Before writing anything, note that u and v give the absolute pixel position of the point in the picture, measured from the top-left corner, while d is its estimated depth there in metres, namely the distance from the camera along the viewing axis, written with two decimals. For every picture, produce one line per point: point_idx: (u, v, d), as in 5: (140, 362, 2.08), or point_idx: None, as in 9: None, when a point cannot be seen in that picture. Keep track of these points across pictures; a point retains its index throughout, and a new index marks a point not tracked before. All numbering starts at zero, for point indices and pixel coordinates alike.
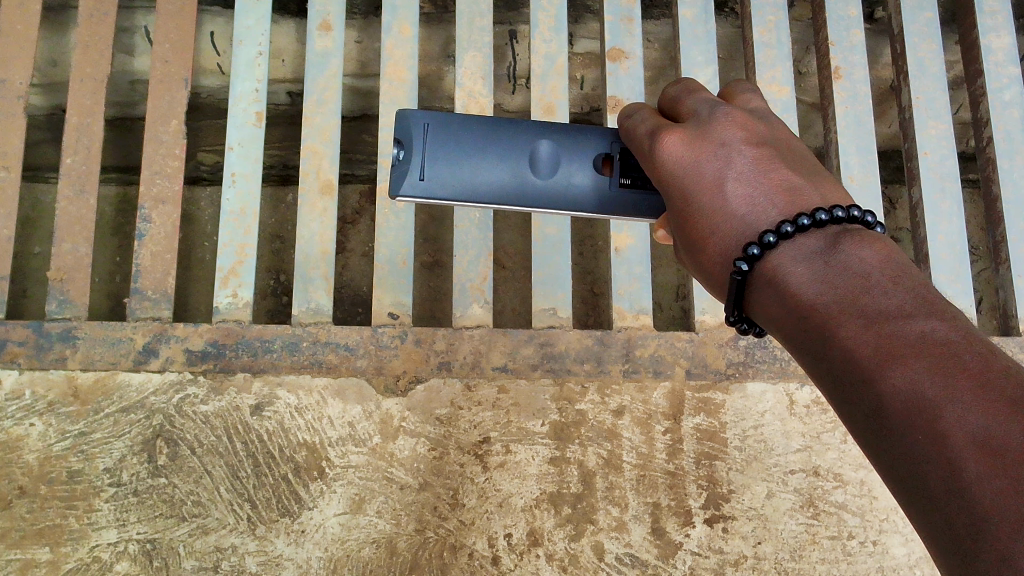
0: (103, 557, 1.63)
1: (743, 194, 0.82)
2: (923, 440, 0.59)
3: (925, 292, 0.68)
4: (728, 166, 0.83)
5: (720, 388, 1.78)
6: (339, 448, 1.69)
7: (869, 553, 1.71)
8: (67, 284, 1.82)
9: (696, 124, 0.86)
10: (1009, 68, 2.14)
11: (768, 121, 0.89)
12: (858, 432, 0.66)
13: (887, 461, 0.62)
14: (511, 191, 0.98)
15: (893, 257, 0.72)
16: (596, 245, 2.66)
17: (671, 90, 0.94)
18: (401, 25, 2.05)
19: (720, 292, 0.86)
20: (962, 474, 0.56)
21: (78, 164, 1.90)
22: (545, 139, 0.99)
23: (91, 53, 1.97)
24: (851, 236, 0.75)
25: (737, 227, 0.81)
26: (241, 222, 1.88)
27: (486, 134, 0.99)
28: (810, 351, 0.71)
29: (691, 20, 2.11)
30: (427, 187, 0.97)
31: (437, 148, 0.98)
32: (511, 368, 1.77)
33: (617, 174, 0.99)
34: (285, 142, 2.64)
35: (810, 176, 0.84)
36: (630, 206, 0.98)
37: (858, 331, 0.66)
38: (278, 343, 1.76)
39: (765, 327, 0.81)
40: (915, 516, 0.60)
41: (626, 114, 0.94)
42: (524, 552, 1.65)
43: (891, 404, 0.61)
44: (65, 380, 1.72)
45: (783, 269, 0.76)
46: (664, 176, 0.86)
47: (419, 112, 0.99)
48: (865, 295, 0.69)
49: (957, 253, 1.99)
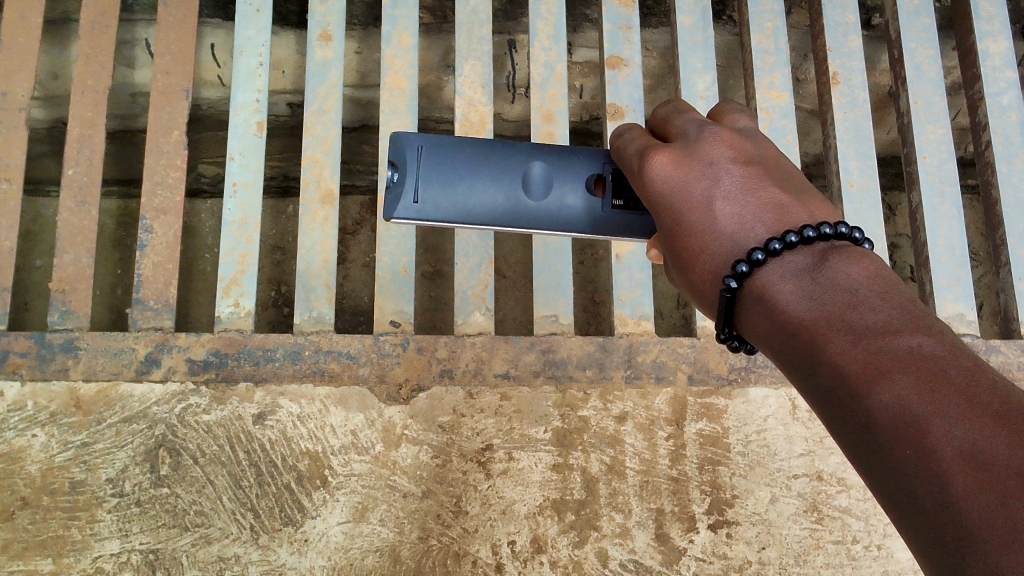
0: (105, 568, 1.62)
1: (732, 213, 0.82)
2: (912, 455, 0.59)
3: (912, 308, 0.68)
4: (716, 185, 0.83)
5: (723, 393, 1.78)
6: (342, 456, 1.69)
7: (874, 557, 1.70)
8: (69, 294, 1.82)
9: (685, 144, 0.87)
10: (1007, 73, 2.15)
11: (756, 139, 0.90)
12: (849, 448, 0.66)
13: (878, 477, 0.62)
14: (504, 212, 0.98)
15: (882, 274, 0.73)
16: (597, 254, 2.67)
17: (661, 111, 0.94)
18: (401, 35, 2.06)
19: (709, 309, 0.87)
20: (950, 488, 0.56)
21: (80, 175, 1.90)
22: (538, 160, 0.99)
23: (92, 65, 1.98)
24: (839, 253, 0.76)
25: (726, 246, 0.81)
26: (242, 232, 1.88)
27: (479, 157, 0.99)
28: (800, 368, 0.72)
29: (690, 27, 2.12)
30: (421, 209, 0.97)
31: (430, 170, 0.99)
32: (513, 375, 1.77)
33: (609, 195, 0.99)
34: (286, 153, 2.66)
35: (798, 194, 0.84)
36: (623, 227, 0.99)
37: (846, 348, 0.67)
38: (280, 352, 1.76)
39: (754, 344, 0.82)
40: (906, 531, 0.60)
41: (616, 134, 0.94)
42: (527, 560, 1.65)
43: (880, 419, 0.62)
44: (67, 391, 1.72)
45: (772, 287, 0.76)
46: (652, 195, 0.87)
47: (412, 134, 1.00)
48: (853, 312, 0.69)
49: (957, 257, 1.99)
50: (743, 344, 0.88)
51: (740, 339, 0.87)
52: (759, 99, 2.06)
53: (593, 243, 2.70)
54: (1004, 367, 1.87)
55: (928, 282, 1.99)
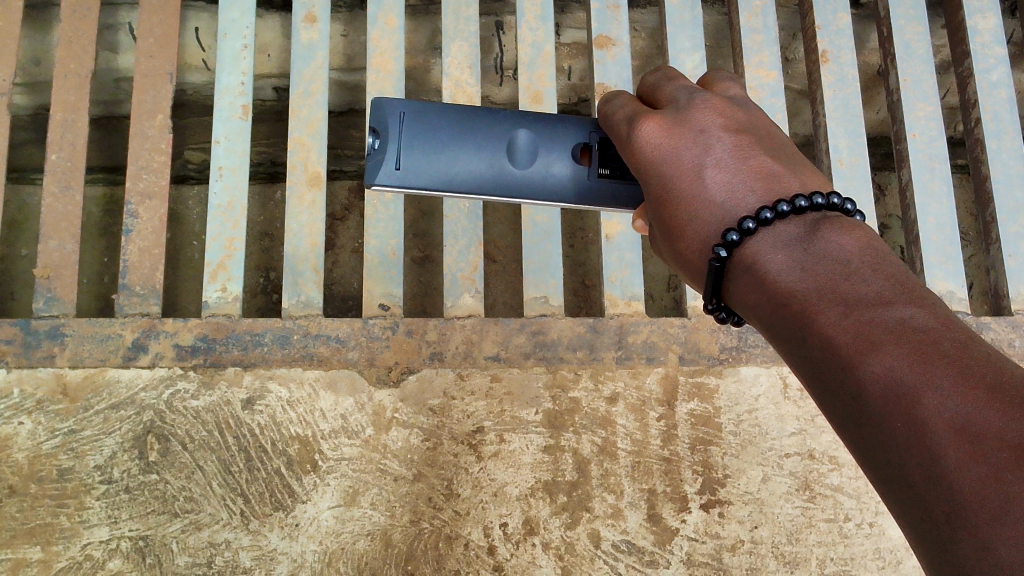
0: (94, 555, 1.61)
1: (722, 181, 0.81)
2: (902, 427, 0.59)
3: (904, 280, 0.68)
4: (707, 153, 0.82)
5: (714, 372, 1.77)
6: (332, 440, 1.68)
7: (866, 535, 1.70)
8: (55, 281, 1.80)
9: (674, 111, 0.86)
10: (996, 50, 2.14)
11: (747, 108, 0.89)
12: (837, 420, 0.65)
13: (867, 450, 0.62)
14: (489, 182, 0.97)
15: (872, 245, 0.72)
16: (587, 237, 2.66)
17: (650, 78, 0.93)
18: (387, 16, 2.04)
19: (696, 280, 0.86)
20: (942, 461, 0.56)
21: (63, 160, 1.88)
22: (523, 129, 0.98)
23: (74, 49, 1.96)
24: (831, 223, 0.75)
25: (717, 215, 0.80)
26: (229, 216, 1.86)
27: (463, 124, 0.98)
28: (788, 339, 0.71)
29: (678, 6, 2.10)
30: (403, 176, 0.97)
31: (413, 137, 0.97)
32: (504, 357, 1.76)
33: (595, 163, 0.99)
34: (272, 138, 2.64)
35: (789, 164, 0.84)
36: (608, 196, 0.98)
37: (837, 319, 0.66)
38: (268, 337, 1.74)
39: (742, 314, 0.81)
40: (895, 504, 0.60)
41: (604, 101, 0.93)
42: (520, 542, 1.65)
43: (870, 392, 0.61)
44: (54, 378, 1.70)
45: (762, 256, 0.75)
46: (641, 163, 0.86)
47: (395, 100, 0.98)
48: (844, 283, 0.68)
49: (948, 234, 1.98)
50: (731, 317, 0.87)
51: (728, 311, 0.86)
52: (748, 78, 2.05)
53: (582, 226, 2.69)
54: (995, 343, 1.87)
55: (919, 260, 1.98)
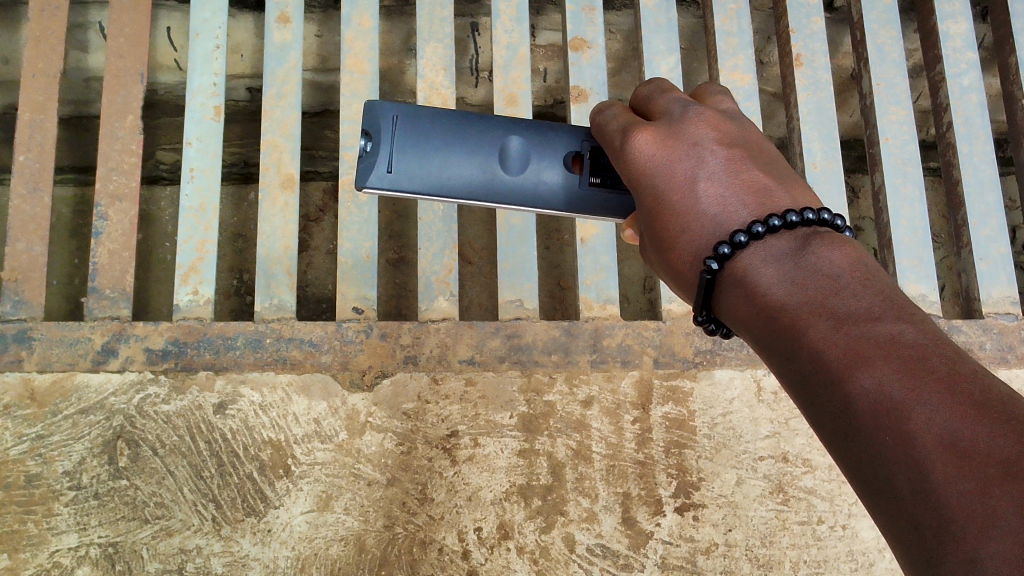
0: (63, 562, 1.59)
1: (715, 194, 0.81)
2: (890, 441, 0.58)
3: (893, 296, 0.68)
4: (700, 166, 0.82)
5: (689, 376, 1.78)
6: (305, 445, 1.66)
7: (839, 537, 1.71)
8: (22, 283, 1.78)
9: (667, 122, 0.85)
10: (967, 54, 2.16)
11: (739, 122, 0.89)
12: (827, 435, 0.65)
13: (856, 465, 0.61)
14: (480, 187, 0.96)
15: (862, 260, 0.73)
16: (562, 238, 2.67)
17: (643, 89, 0.92)
18: (361, 16, 2.03)
19: (687, 292, 0.86)
20: (930, 476, 0.55)
21: (32, 161, 1.85)
22: (515, 135, 0.98)
23: (43, 48, 1.93)
24: (822, 238, 0.75)
25: (709, 228, 0.80)
26: (201, 218, 1.85)
27: (455, 130, 0.98)
28: (777, 351, 0.71)
29: (653, 8, 2.10)
30: (394, 179, 0.96)
31: (404, 140, 0.97)
32: (478, 360, 1.75)
33: (587, 172, 0.98)
34: (246, 138, 2.62)
35: (780, 179, 0.84)
36: (599, 205, 0.98)
37: (826, 333, 0.66)
38: (240, 341, 1.73)
39: (733, 327, 0.80)
40: (882, 518, 0.59)
41: (597, 111, 0.92)
42: (494, 546, 1.64)
43: (860, 406, 0.61)
44: (21, 383, 1.67)
45: (753, 270, 0.75)
46: (633, 174, 0.85)
47: (387, 102, 0.97)
48: (834, 297, 0.69)
49: (919, 237, 2.00)
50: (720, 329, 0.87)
51: (717, 323, 0.86)
52: (723, 81, 2.06)
53: (558, 227, 2.69)
54: (965, 346, 1.87)
55: (892, 264, 2.00)
